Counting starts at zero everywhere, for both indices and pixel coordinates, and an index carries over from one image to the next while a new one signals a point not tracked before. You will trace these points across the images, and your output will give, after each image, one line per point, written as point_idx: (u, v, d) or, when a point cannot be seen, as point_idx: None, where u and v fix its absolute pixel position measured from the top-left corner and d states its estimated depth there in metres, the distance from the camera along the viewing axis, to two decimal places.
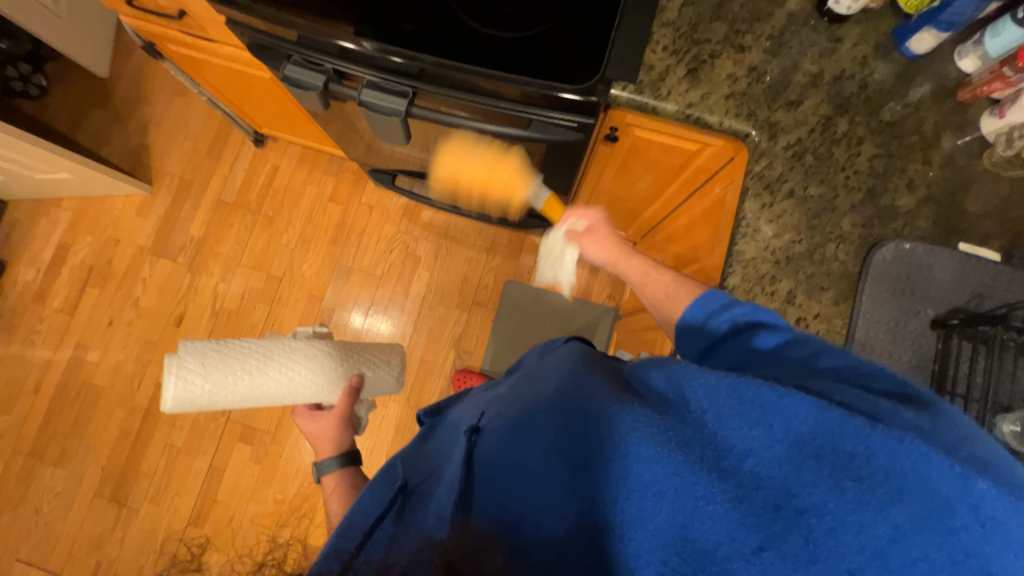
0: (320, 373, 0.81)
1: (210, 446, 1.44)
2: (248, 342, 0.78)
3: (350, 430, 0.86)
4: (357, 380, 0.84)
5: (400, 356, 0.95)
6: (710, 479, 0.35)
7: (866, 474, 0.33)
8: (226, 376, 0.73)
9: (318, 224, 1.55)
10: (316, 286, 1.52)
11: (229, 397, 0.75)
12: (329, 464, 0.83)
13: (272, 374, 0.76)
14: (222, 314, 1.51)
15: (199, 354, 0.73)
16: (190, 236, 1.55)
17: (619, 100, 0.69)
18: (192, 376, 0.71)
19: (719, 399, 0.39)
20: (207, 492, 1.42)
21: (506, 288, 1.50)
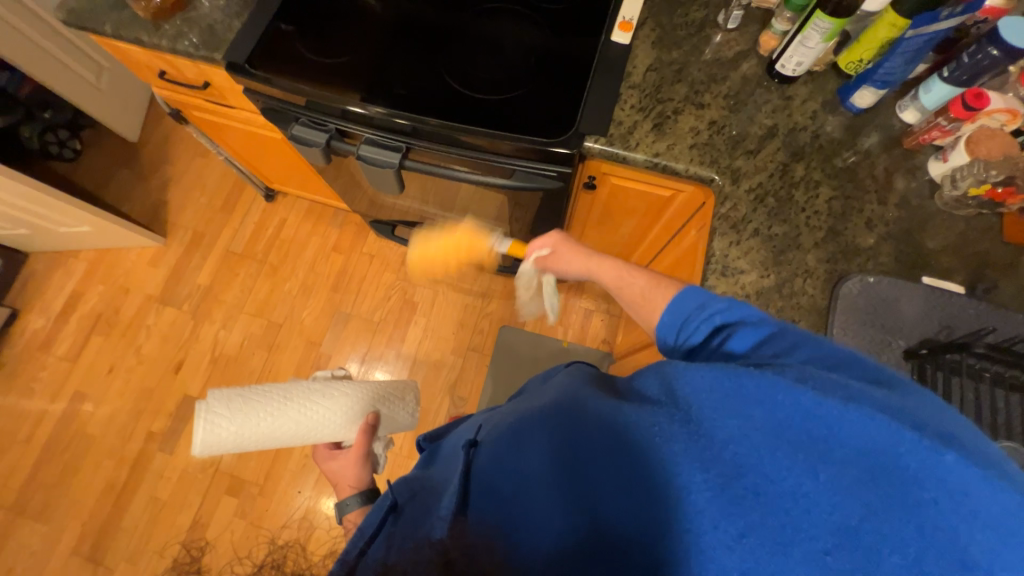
0: (338, 413, 0.83)
1: (196, 499, 1.40)
2: (269, 386, 0.81)
3: (369, 468, 0.85)
4: (373, 419, 0.84)
5: (415, 393, 0.97)
6: (691, 468, 0.36)
7: (844, 456, 0.34)
8: (249, 418, 0.76)
9: (320, 273, 1.61)
10: (314, 332, 1.55)
11: (253, 440, 0.78)
12: (350, 503, 0.83)
13: (292, 416, 0.79)
14: (221, 360, 1.53)
15: (224, 400, 0.76)
16: (197, 285, 1.61)
17: (592, 151, 0.75)
18: (219, 423, 0.75)
19: (702, 390, 0.40)
20: (188, 550, 1.36)
21: (501, 333, 1.52)
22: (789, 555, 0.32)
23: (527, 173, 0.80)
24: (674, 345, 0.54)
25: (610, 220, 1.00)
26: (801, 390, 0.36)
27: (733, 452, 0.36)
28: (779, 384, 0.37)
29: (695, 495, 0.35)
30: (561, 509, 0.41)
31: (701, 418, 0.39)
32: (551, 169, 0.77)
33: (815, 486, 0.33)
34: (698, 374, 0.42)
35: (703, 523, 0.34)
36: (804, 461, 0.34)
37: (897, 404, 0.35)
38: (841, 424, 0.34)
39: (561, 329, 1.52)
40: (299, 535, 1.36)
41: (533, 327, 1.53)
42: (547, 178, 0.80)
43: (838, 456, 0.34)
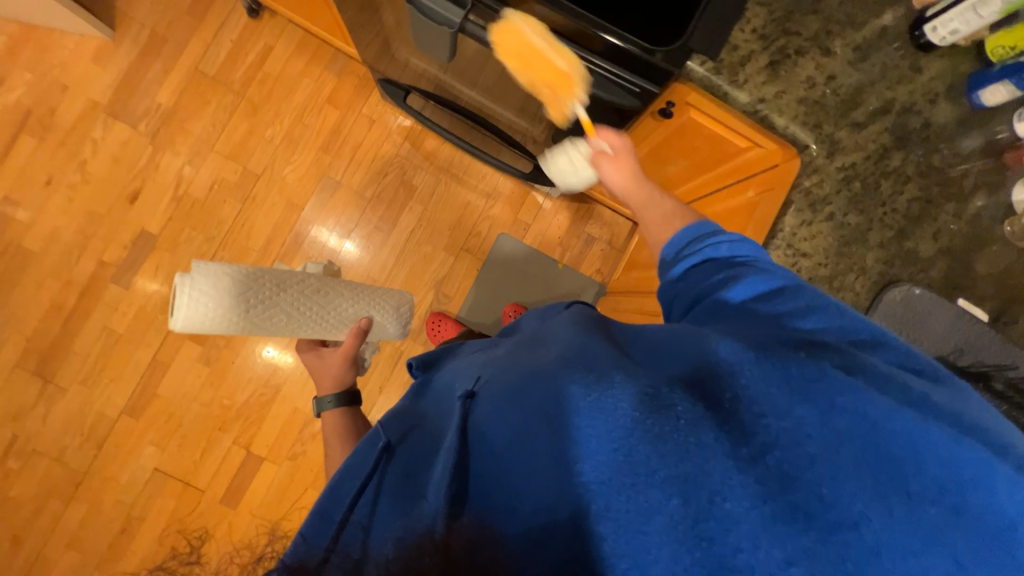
0: (330, 312, 0.93)
1: (156, 338, 1.35)
2: (265, 273, 0.83)
3: (353, 370, 0.89)
4: (367, 324, 0.91)
5: (407, 307, 1.09)
6: (732, 470, 0.36)
7: (903, 469, 0.35)
8: (241, 301, 0.78)
9: (309, 126, 1.40)
10: (296, 193, 1.40)
11: (238, 322, 0.79)
12: (329, 401, 0.85)
13: (285, 305, 0.85)
14: (186, 201, 1.37)
15: (214, 277, 0.75)
16: (156, 103, 1.37)
17: (693, 74, 0.64)
18: (207, 299, 0.75)
19: (747, 377, 0.40)
20: (146, 385, 1.35)
21: (499, 240, 1.45)
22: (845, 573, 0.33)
23: (603, 80, 0.68)
24: (674, 291, 0.58)
25: (661, 154, 0.91)
26: (865, 398, 0.38)
27: (788, 453, 0.36)
28: (839, 389, 0.38)
29: (754, 499, 0.35)
30: (573, 484, 0.39)
31: (744, 410, 0.39)
32: (634, 83, 0.66)
33: (872, 498, 0.34)
34: (745, 369, 0.40)
35: (758, 532, 0.34)
36: (865, 469, 0.35)
37: (938, 409, 0.39)
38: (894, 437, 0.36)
39: (560, 250, 1.47)
40: (265, 391, 1.37)
41: (532, 242, 1.47)
42: (623, 93, 0.68)
43: (892, 468, 0.35)
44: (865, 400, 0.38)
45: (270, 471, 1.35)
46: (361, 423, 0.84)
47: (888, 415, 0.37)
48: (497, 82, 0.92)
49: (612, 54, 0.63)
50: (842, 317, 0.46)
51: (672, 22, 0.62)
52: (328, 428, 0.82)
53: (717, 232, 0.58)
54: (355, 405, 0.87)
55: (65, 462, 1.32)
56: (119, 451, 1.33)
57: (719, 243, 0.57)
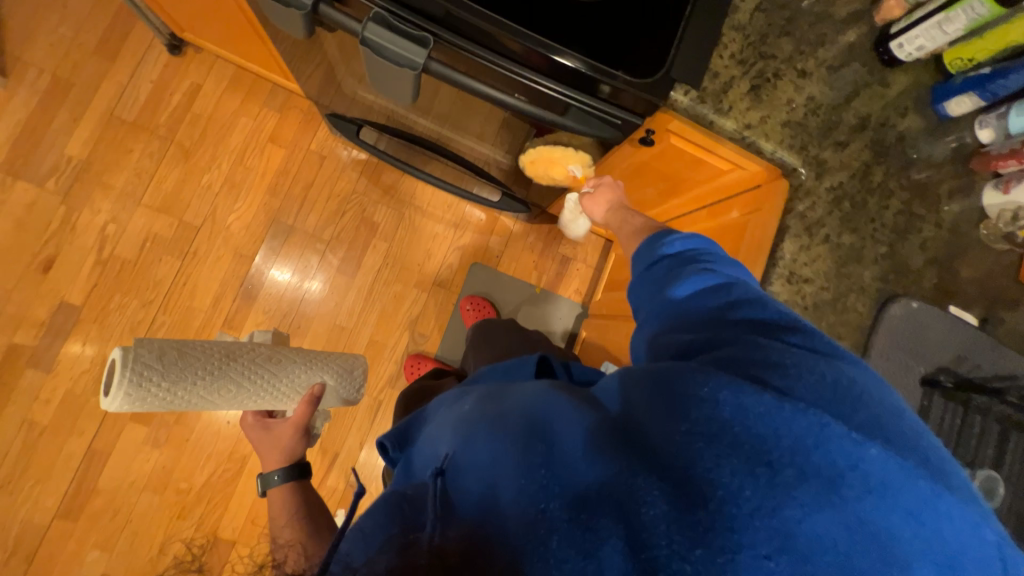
0: (283, 381, 0.82)
1: (89, 426, 1.17)
2: (214, 345, 0.77)
3: (304, 443, 0.80)
4: (319, 389, 0.80)
5: (363, 370, 0.96)
6: (648, 473, 0.38)
7: (779, 450, 0.36)
8: (185, 373, 0.70)
9: (252, 168, 1.29)
10: (243, 242, 1.27)
11: (183, 398, 0.72)
12: (275, 477, 0.76)
13: (232, 375, 0.76)
14: (114, 263, 1.21)
15: (158, 351, 0.69)
16: (66, 156, 1.21)
17: (676, 105, 0.61)
18: (148, 374, 0.67)
19: (664, 387, 0.42)
20: (82, 478, 1.16)
21: (471, 271, 1.38)
22: (736, 558, 0.33)
23: (582, 113, 0.64)
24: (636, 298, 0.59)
25: (637, 178, 0.89)
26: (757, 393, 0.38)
27: (675, 455, 0.38)
28: (731, 386, 0.39)
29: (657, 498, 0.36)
30: (520, 502, 0.40)
31: (659, 421, 0.40)
32: (615, 114, 0.62)
33: (753, 485, 0.35)
34: (665, 380, 0.43)
35: (662, 528, 0.35)
36: (742, 457, 0.36)
37: (833, 392, 0.40)
38: (781, 427, 0.37)
39: (537, 274, 1.42)
40: (228, 467, 1.22)
41: (507, 268, 1.41)
42: (604, 124, 0.65)
43: (792, 468, 0.35)
44: (747, 394, 0.38)
45: (243, 555, 1.20)
46: (313, 496, 0.75)
47: (764, 401, 0.38)
48: (452, 107, 0.83)
49: (582, 82, 0.59)
50: (750, 303, 0.48)
51: (652, 52, 0.59)
52: (273, 508, 0.73)
53: (673, 235, 0.59)
54: (305, 478, 0.78)
55: None
56: (55, 561, 1.14)
57: (674, 240, 0.58)
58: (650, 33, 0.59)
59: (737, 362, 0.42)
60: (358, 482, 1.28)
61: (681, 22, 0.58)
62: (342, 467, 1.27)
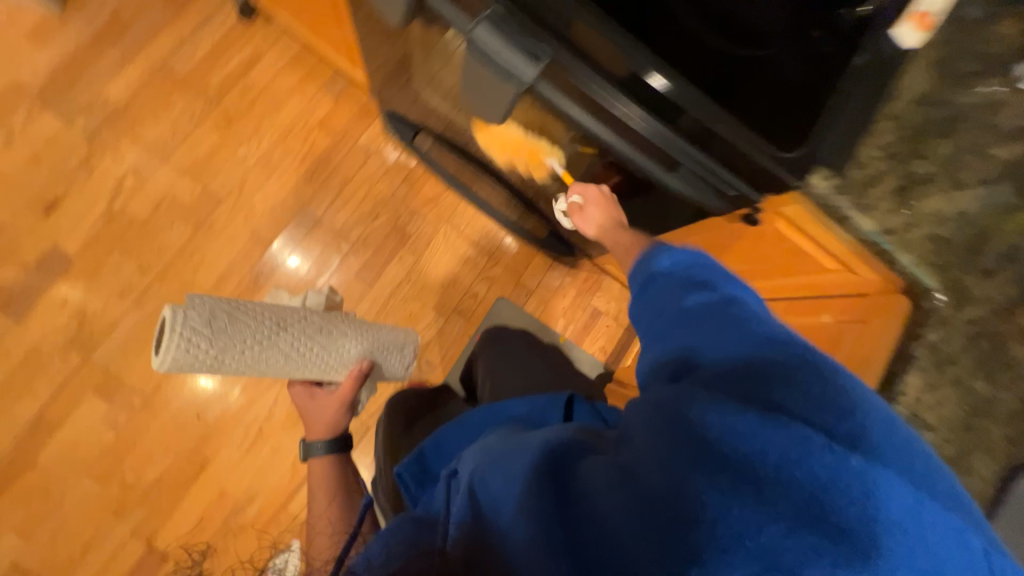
0: (332, 355, 0.74)
1: (46, 389, 1.05)
2: (264, 309, 0.66)
3: (350, 416, 0.76)
4: (367, 367, 0.76)
5: (413, 348, 0.91)
6: (627, 494, 0.37)
7: (763, 467, 0.34)
8: (237, 342, 0.61)
9: (292, 151, 1.21)
10: (263, 226, 1.18)
11: (234, 367, 0.62)
12: (319, 447, 0.74)
13: (284, 346, 0.67)
14: (122, 219, 1.13)
15: (209, 315, 0.58)
16: (103, 97, 1.14)
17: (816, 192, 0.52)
18: (200, 342, 0.57)
19: (650, 412, 0.40)
20: (22, 447, 1.03)
21: (496, 305, 1.27)
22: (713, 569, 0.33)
23: (692, 174, 0.54)
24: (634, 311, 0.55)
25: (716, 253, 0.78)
26: (743, 412, 0.36)
27: (663, 481, 0.36)
28: (713, 406, 0.37)
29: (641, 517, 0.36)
30: (499, 521, 0.39)
31: (646, 444, 0.39)
32: (731, 182, 0.53)
33: (740, 507, 0.34)
34: (650, 407, 0.41)
35: (641, 543, 0.35)
36: (726, 482, 0.35)
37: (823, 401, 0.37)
38: (764, 445, 0.35)
39: (565, 323, 1.31)
40: (184, 469, 1.08)
41: (534, 310, 1.30)
42: (713, 192, 0.55)
43: (769, 484, 0.34)
44: (731, 415, 0.36)
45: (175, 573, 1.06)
46: (353, 474, 0.72)
47: (746, 419, 0.36)
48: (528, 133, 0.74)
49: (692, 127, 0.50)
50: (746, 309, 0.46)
51: (778, 125, 0.52)
52: (314, 480, 0.71)
53: (663, 246, 0.56)
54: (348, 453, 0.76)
55: None
56: None
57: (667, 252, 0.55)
58: (797, 97, 0.52)
59: (728, 380, 0.40)
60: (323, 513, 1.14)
61: (821, 99, 0.52)
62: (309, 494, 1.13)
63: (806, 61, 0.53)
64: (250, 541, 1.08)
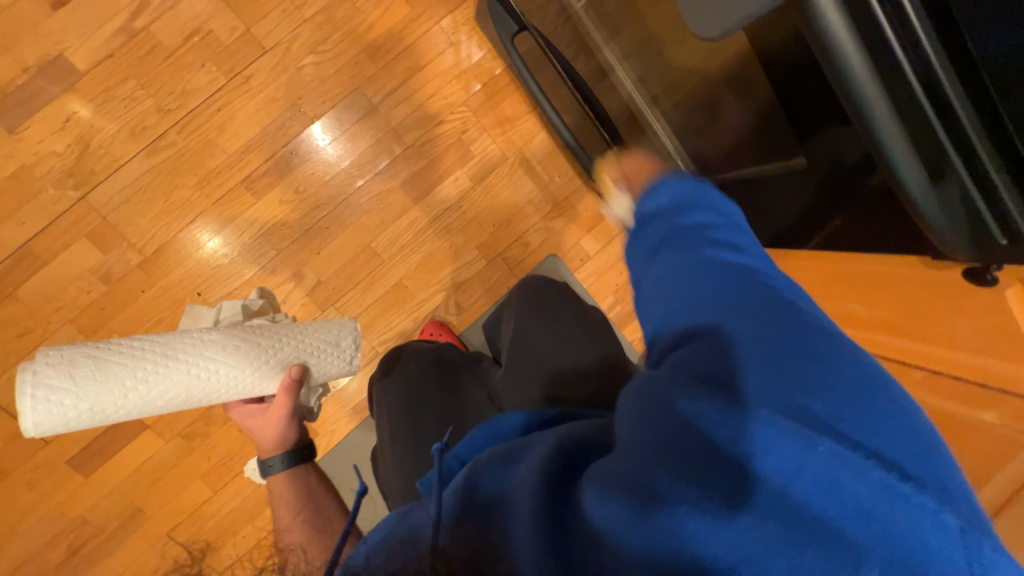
0: (240, 371, 0.60)
1: (35, 219, 0.92)
2: (138, 343, 0.59)
3: (297, 426, 0.67)
4: (298, 372, 0.63)
5: (356, 338, 0.70)
6: (601, 493, 0.32)
7: (733, 457, 0.30)
8: (103, 390, 0.55)
9: (360, 13, 0.99)
10: (308, 96, 0.99)
11: (123, 412, 0.57)
12: (273, 465, 0.66)
13: (167, 377, 0.58)
14: (144, 41, 0.93)
15: (66, 370, 0.55)
16: None
17: None
18: (61, 401, 0.54)
19: (626, 405, 0.36)
20: (2, 276, 0.92)
21: (546, 262, 1.10)
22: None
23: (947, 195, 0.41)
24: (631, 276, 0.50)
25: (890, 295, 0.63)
26: (712, 400, 0.32)
27: (629, 462, 0.33)
28: (681, 393, 0.33)
29: (612, 496, 0.32)
30: (463, 514, 0.35)
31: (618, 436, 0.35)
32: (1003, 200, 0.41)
33: (707, 505, 0.29)
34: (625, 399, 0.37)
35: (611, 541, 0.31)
36: (682, 468, 0.31)
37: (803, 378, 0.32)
38: (726, 433, 0.31)
39: (615, 304, 1.14)
40: None
41: (586, 280, 1.13)
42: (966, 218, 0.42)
43: (739, 480, 0.30)
44: (700, 402, 0.32)
45: (150, 444, 1.01)
46: (320, 485, 0.66)
47: (715, 405, 0.32)
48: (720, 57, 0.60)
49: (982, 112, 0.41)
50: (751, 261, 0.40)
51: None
52: (278, 499, 0.65)
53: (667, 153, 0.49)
54: (313, 461, 0.69)
55: None
56: None
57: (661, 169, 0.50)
58: None
59: (698, 351, 0.35)
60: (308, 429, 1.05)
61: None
62: None
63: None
64: (231, 435, 1.02)
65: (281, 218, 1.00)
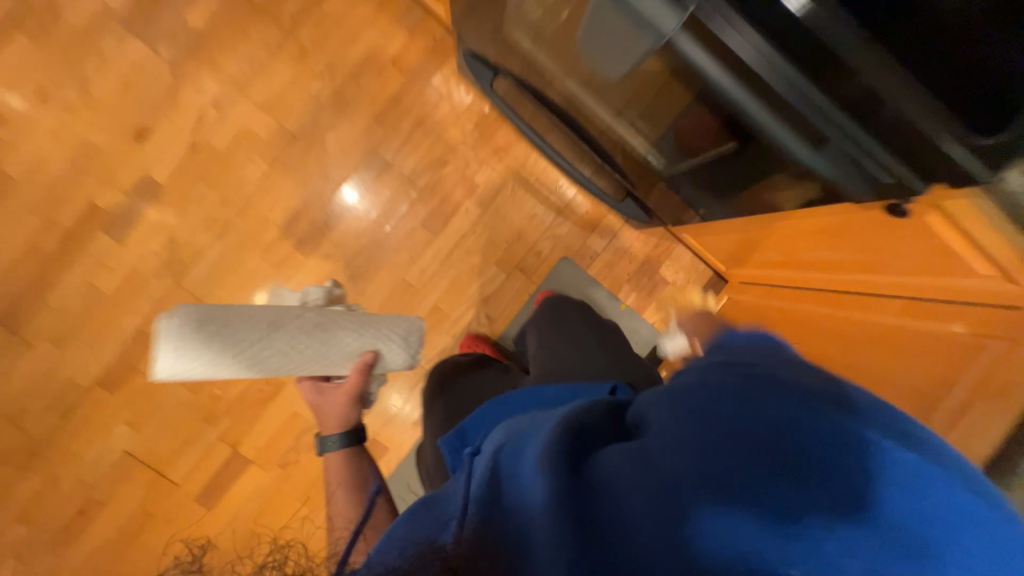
0: (332, 351, 0.71)
1: (146, 306, 1.16)
2: (255, 309, 0.65)
3: (357, 409, 0.81)
4: (372, 359, 0.75)
5: (421, 333, 0.82)
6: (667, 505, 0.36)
7: (802, 463, 0.35)
8: (225, 345, 0.61)
9: (365, 88, 1.18)
10: (335, 166, 1.18)
11: (231, 369, 0.63)
12: (332, 442, 0.81)
13: (276, 346, 0.65)
14: (204, 151, 1.15)
15: (197, 319, 0.60)
16: (187, 27, 1.14)
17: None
18: (189, 346, 0.59)
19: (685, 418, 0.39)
20: (128, 356, 1.16)
21: (559, 266, 1.22)
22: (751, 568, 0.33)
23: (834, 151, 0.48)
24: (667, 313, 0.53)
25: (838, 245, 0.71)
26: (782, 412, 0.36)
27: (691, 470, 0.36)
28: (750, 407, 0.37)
29: (676, 508, 0.36)
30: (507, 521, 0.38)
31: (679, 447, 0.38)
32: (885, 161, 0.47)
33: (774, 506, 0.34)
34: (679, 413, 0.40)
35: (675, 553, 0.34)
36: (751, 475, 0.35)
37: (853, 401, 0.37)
38: (798, 443, 0.35)
39: (630, 291, 1.24)
40: (263, 388, 1.19)
41: (599, 275, 1.24)
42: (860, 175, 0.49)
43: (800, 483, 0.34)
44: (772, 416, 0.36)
45: (256, 475, 1.21)
46: (365, 464, 0.80)
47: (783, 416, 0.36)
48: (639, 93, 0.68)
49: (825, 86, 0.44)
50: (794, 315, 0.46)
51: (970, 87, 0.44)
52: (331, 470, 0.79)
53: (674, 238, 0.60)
54: (362, 444, 0.83)
55: (23, 429, 1.14)
56: (88, 424, 1.16)
57: None
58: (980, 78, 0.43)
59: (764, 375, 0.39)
60: (379, 445, 1.21)
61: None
62: (371, 426, 1.21)
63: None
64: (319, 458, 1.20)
65: (329, 270, 1.19)
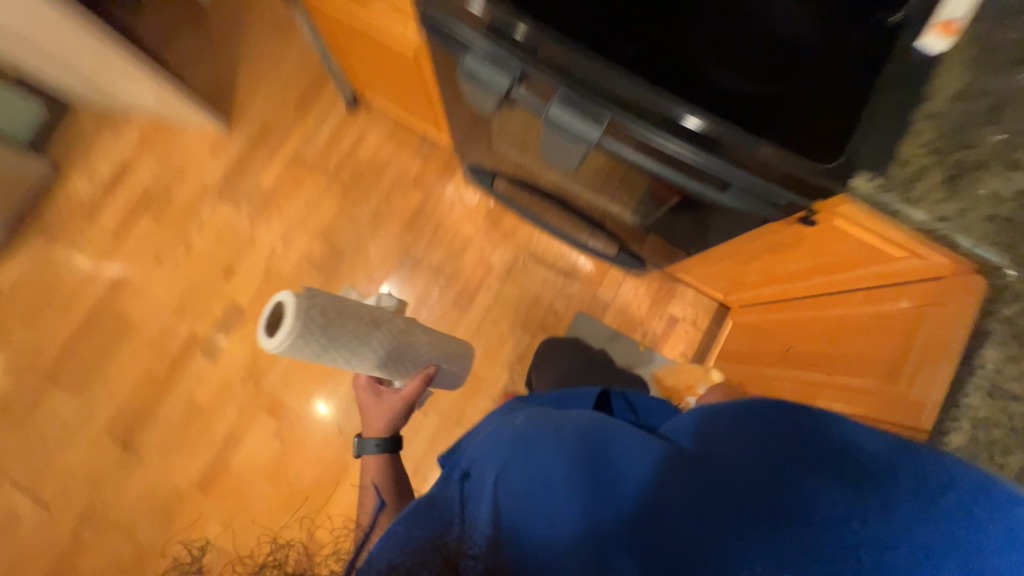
0: (403, 355, 0.86)
1: (233, 411, 1.37)
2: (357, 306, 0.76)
3: (404, 419, 0.87)
4: (434, 371, 0.91)
5: (464, 352, 1.07)
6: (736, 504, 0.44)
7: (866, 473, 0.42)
8: (341, 334, 0.70)
9: (395, 206, 1.47)
10: (377, 270, 1.44)
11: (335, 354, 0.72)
12: (373, 445, 0.86)
13: (372, 342, 0.77)
14: (275, 276, 1.44)
15: (326, 306, 0.68)
16: (260, 188, 1.50)
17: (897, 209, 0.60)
18: (320, 326, 0.66)
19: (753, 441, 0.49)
20: (220, 458, 1.34)
21: (576, 320, 1.38)
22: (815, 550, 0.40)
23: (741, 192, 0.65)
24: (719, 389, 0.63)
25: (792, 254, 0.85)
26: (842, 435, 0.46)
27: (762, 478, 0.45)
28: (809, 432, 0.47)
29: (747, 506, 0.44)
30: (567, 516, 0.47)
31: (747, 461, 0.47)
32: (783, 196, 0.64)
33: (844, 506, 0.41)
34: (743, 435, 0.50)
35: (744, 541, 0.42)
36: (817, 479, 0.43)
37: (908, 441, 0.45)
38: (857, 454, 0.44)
39: (644, 332, 1.37)
40: (332, 472, 1.33)
41: (613, 322, 1.38)
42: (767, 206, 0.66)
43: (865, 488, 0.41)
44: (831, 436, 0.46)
45: None
46: (398, 474, 0.85)
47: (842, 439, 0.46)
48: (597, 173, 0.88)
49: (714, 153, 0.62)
50: None
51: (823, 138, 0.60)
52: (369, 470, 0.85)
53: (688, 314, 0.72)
54: (395, 454, 0.88)
55: (134, 538, 1.30)
56: (186, 527, 1.31)
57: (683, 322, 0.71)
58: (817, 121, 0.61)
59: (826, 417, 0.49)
60: None
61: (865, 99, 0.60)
62: None
63: (829, 63, 0.61)
64: None
65: None
